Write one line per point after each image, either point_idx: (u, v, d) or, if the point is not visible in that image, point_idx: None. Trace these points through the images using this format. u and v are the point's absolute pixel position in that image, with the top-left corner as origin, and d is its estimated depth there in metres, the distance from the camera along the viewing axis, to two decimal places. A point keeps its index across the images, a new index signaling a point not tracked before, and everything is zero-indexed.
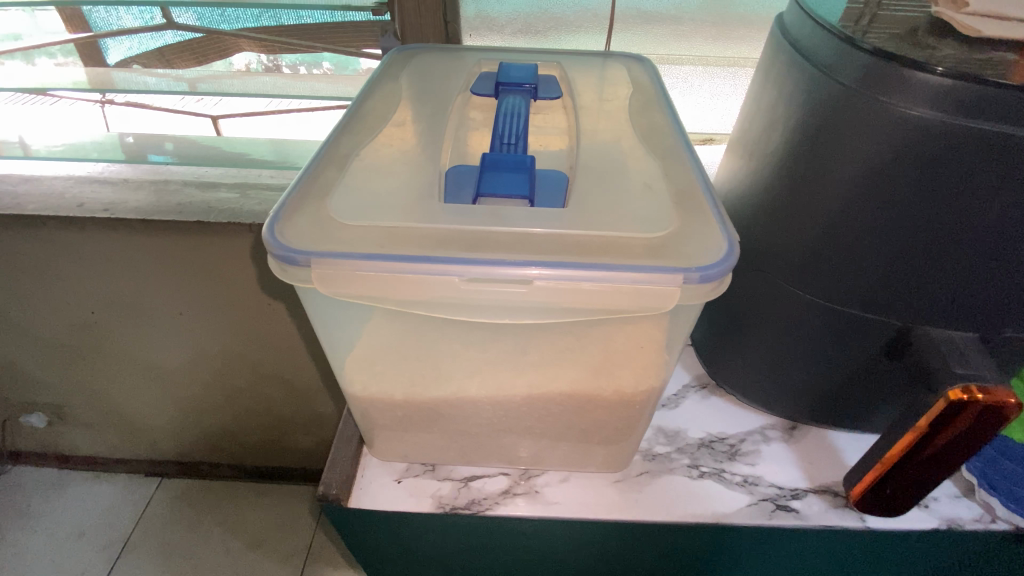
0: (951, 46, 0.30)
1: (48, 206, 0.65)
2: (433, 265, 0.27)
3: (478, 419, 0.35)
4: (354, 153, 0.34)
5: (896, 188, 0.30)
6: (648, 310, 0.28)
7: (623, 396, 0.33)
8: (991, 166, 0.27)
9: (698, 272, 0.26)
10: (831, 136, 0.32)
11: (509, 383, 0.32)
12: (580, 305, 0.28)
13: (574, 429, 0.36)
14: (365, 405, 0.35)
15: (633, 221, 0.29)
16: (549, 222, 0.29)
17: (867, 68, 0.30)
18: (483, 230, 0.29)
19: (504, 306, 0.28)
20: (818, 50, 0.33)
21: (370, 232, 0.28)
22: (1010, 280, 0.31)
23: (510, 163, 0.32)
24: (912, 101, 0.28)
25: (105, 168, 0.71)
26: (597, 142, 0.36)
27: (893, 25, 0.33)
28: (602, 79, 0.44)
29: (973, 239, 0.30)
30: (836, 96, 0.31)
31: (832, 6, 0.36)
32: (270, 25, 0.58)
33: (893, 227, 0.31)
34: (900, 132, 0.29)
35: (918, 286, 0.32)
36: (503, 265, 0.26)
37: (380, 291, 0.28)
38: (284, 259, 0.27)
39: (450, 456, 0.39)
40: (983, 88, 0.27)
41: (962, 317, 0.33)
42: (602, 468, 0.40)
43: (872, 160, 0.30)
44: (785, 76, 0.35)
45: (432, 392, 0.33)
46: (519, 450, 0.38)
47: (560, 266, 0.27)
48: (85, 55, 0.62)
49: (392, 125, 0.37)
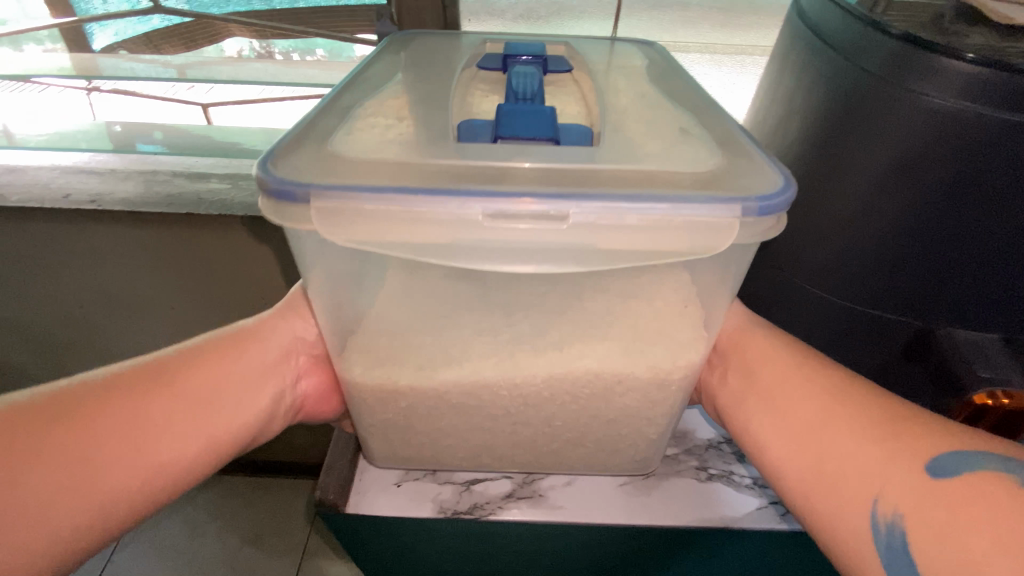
0: (981, 32, 0.29)
1: (32, 196, 0.63)
2: (452, 201, 0.25)
3: (491, 411, 0.32)
4: (356, 106, 0.33)
5: (919, 183, 0.29)
6: (704, 250, 0.26)
7: (658, 376, 0.31)
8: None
9: (757, 202, 0.25)
10: (853, 128, 0.30)
11: (528, 365, 0.31)
12: (618, 249, 0.26)
13: (595, 421, 0.33)
14: (364, 395, 0.32)
15: (675, 161, 0.28)
16: (574, 160, 0.28)
17: (893, 53, 0.28)
18: (502, 167, 0.27)
19: (520, 250, 0.26)
20: (840, 34, 0.31)
21: (381, 170, 0.27)
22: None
23: (527, 109, 0.31)
24: (938, 90, 0.27)
25: (91, 159, 0.69)
26: (616, 99, 0.35)
27: (917, 12, 0.31)
28: (611, 52, 0.43)
29: (1002, 237, 0.28)
30: (859, 84, 0.30)
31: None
32: (261, 9, 0.59)
33: (914, 221, 0.30)
34: (926, 123, 0.27)
35: (942, 286, 0.31)
36: (525, 199, 0.24)
37: (387, 235, 0.26)
38: (279, 195, 0.25)
39: (460, 457, 0.37)
40: (1014, 75, 0.25)
41: (988, 316, 0.31)
42: (625, 464, 0.38)
43: (895, 154, 0.29)
44: (803, 63, 0.34)
45: (439, 376, 0.31)
46: (534, 450, 0.36)
47: (598, 199, 0.25)
48: (71, 40, 0.60)
49: (393, 85, 0.36)
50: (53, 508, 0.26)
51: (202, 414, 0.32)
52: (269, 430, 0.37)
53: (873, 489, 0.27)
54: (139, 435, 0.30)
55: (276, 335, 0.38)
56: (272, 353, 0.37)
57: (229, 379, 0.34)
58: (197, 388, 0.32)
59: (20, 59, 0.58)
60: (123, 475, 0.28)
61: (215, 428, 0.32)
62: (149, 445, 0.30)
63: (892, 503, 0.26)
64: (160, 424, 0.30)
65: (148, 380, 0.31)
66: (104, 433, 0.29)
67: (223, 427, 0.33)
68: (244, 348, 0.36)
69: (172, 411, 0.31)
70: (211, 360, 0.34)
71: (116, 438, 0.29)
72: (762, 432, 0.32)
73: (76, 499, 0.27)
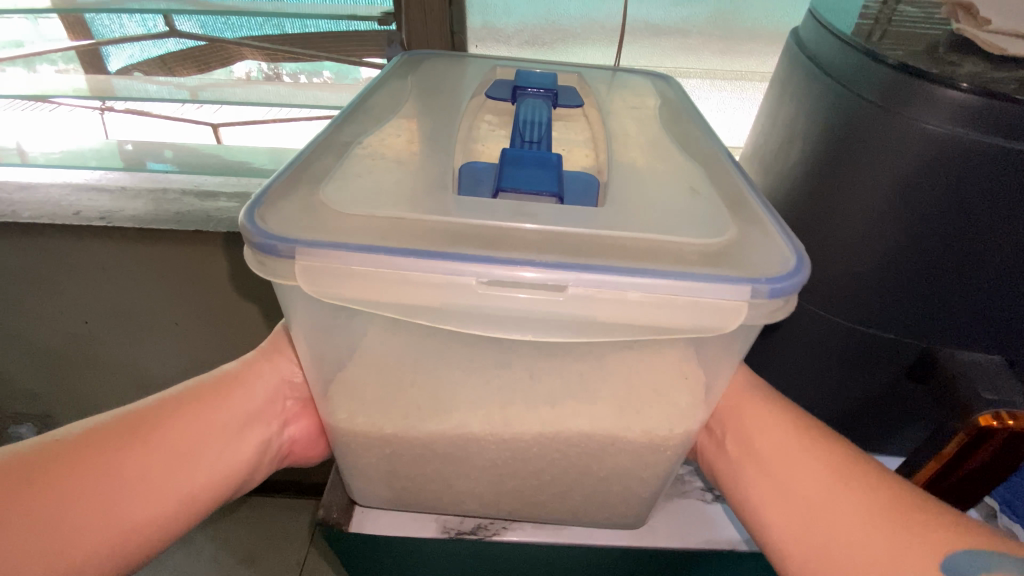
0: (973, 61, 0.30)
1: (43, 213, 0.65)
2: (445, 263, 0.25)
3: (479, 462, 0.32)
4: (356, 142, 0.34)
5: (917, 207, 0.29)
6: (707, 330, 0.26)
7: (654, 442, 0.31)
8: (1018, 183, 0.27)
9: (767, 285, 0.25)
10: (850, 153, 0.31)
11: (519, 420, 0.30)
12: (616, 320, 0.26)
13: (588, 476, 0.33)
14: (348, 439, 0.32)
15: (684, 228, 0.28)
16: (580, 221, 0.28)
17: (888, 82, 0.29)
18: (505, 227, 0.27)
19: (521, 319, 0.26)
20: (837, 62, 0.32)
21: (373, 223, 0.27)
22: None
23: (532, 164, 0.32)
24: (934, 117, 0.28)
25: (102, 176, 0.71)
26: (626, 147, 0.35)
27: (911, 42, 0.32)
28: (626, 88, 0.44)
29: (1001, 260, 0.29)
30: (856, 111, 0.30)
31: (846, 18, 0.36)
32: (273, 33, 0.59)
33: (913, 244, 0.30)
34: (922, 149, 0.28)
35: (943, 307, 0.31)
36: (522, 266, 0.25)
37: (379, 293, 0.26)
38: (263, 249, 0.25)
39: (443, 504, 0.36)
40: (1006, 103, 0.26)
41: (989, 338, 0.31)
42: (616, 516, 0.36)
43: (893, 179, 0.30)
44: (801, 90, 0.35)
45: (425, 427, 0.31)
46: (521, 499, 0.35)
47: (600, 271, 0.25)
48: (86, 62, 0.62)
49: (400, 118, 0.37)
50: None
51: (182, 473, 0.32)
52: (256, 477, 0.37)
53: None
54: (114, 498, 0.29)
55: (264, 379, 0.38)
56: (260, 399, 0.37)
57: (210, 429, 0.34)
58: (178, 441, 0.32)
59: (40, 81, 0.62)
60: (99, 539, 0.28)
61: (196, 487, 0.32)
62: (126, 507, 0.29)
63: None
64: (139, 485, 0.30)
65: (125, 436, 0.31)
66: (79, 494, 0.29)
67: (204, 483, 0.33)
68: (232, 394, 0.36)
69: (153, 470, 0.31)
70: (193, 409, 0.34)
71: (91, 500, 0.29)
72: (761, 503, 0.32)
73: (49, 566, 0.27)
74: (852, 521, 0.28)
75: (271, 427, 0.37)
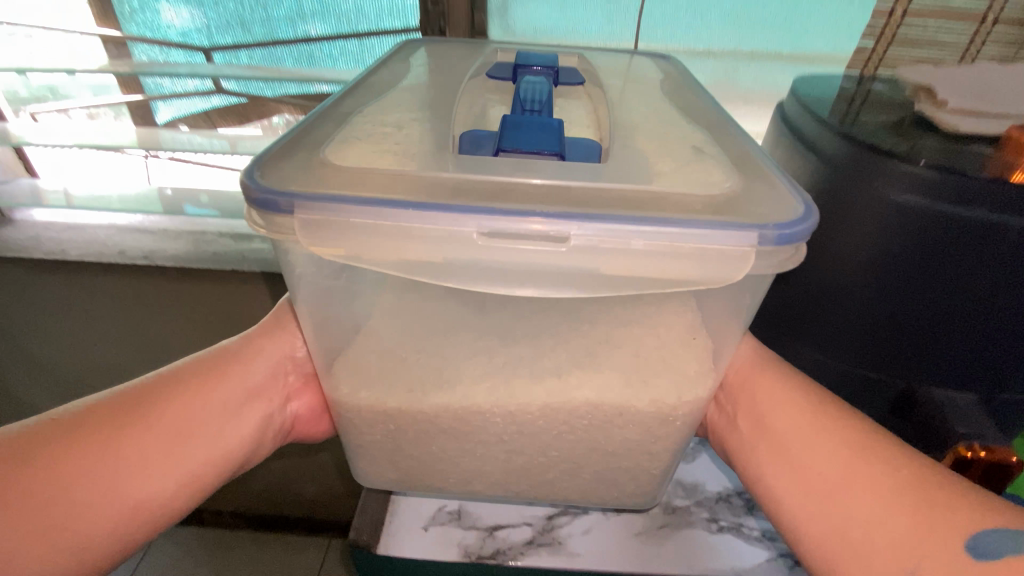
0: (934, 140, 0.35)
1: (93, 252, 0.74)
2: (447, 215, 0.27)
3: (485, 436, 0.34)
4: (352, 112, 0.37)
5: (891, 264, 0.34)
6: (712, 279, 0.28)
7: (663, 411, 0.33)
8: (976, 247, 0.31)
9: (774, 231, 0.26)
10: (830, 217, 0.36)
11: (524, 392, 0.32)
12: (622, 274, 0.28)
13: (595, 453, 0.35)
14: (352, 416, 0.34)
15: (690, 184, 0.30)
16: (585, 175, 0.30)
17: (859, 159, 0.34)
18: (504, 181, 0.29)
19: (527, 270, 0.28)
20: (815, 139, 0.38)
21: (378, 180, 0.29)
22: (1006, 346, 0.33)
23: (536, 127, 0.34)
24: (899, 190, 0.32)
25: (145, 220, 0.78)
26: (623, 111, 0.40)
27: (880, 122, 0.38)
28: (631, 66, 0.50)
29: (968, 312, 0.33)
30: (833, 182, 0.36)
31: (823, 101, 0.42)
32: (301, 93, 0.73)
33: (890, 296, 0.34)
34: (891, 216, 0.33)
35: (921, 352, 0.35)
36: (521, 215, 0.26)
37: (383, 250, 0.28)
38: (262, 203, 0.27)
39: (450, 484, 0.38)
40: (959, 179, 0.31)
41: (965, 381, 0.35)
42: (624, 500, 0.39)
43: (868, 240, 0.34)
44: (787, 160, 0.40)
45: (431, 399, 0.33)
46: (527, 480, 0.37)
47: (602, 219, 0.26)
48: (140, 116, 0.80)
49: (409, 100, 0.41)
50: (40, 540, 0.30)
51: (182, 449, 0.35)
52: (256, 451, 0.41)
53: (909, 566, 0.27)
54: (121, 473, 0.33)
55: (264, 356, 0.42)
56: (254, 374, 0.41)
57: (209, 407, 0.38)
58: (177, 420, 0.36)
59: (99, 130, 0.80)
60: (108, 509, 0.32)
61: (195, 462, 0.36)
62: (132, 480, 0.33)
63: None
64: (143, 459, 0.34)
65: (129, 411, 0.35)
66: (89, 468, 0.32)
67: (203, 459, 0.36)
68: (230, 373, 0.40)
69: (155, 446, 0.34)
70: (200, 385, 0.38)
71: (102, 473, 0.32)
72: (775, 484, 0.34)
73: (65, 531, 0.30)
74: (878, 498, 0.29)
75: (272, 403, 0.42)
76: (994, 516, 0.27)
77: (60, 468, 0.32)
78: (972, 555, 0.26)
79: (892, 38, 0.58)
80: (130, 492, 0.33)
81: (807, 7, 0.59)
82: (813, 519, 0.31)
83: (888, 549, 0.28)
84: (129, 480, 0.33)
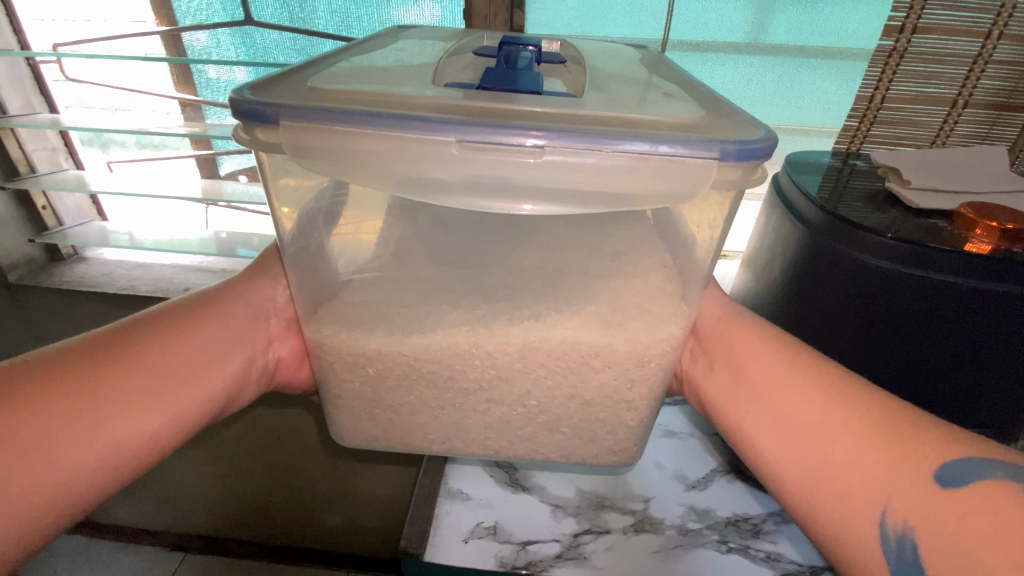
0: (904, 221, 0.45)
1: (161, 287, 0.89)
2: (426, 124, 0.27)
3: (463, 384, 0.37)
4: (339, 60, 0.39)
5: (870, 312, 0.43)
6: (683, 191, 0.29)
7: (637, 351, 0.36)
8: (934, 301, 0.40)
9: (736, 146, 0.27)
10: (823, 273, 0.47)
11: (503, 332, 0.35)
12: (593, 187, 0.29)
13: (573, 402, 0.38)
14: (334, 360, 0.37)
15: (659, 112, 0.31)
16: (565, 104, 0.31)
17: (843, 230, 0.45)
18: (501, 106, 0.30)
19: (523, 188, 0.29)
20: (811, 213, 0.49)
21: (371, 99, 0.30)
22: (964, 383, 0.42)
23: (512, 74, 0.37)
24: (874, 253, 0.43)
25: (204, 261, 0.95)
26: (604, 73, 0.42)
27: (862, 204, 0.49)
28: (604, 47, 0.53)
29: (932, 352, 0.42)
30: (824, 246, 0.46)
31: (816, 182, 0.53)
32: None
33: (871, 337, 0.44)
34: (869, 274, 0.43)
35: (898, 382, 0.44)
36: (510, 131, 0.27)
37: (377, 166, 0.29)
38: (249, 115, 0.28)
39: (430, 441, 0.41)
40: (918, 249, 0.40)
41: (934, 409, 0.44)
42: (602, 457, 0.42)
43: (852, 292, 0.44)
44: (789, 226, 0.51)
45: (411, 341, 0.36)
46: (507, 435, 0.40)
47: (568, 134, 0.27)
48: (206, 168, 0.90)
49: (392, 50, 0.43)
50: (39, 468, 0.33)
51: (162, 389, 0.39)
52: (240, 391, 0.46)
53: (882, 499, 0.32)
54: (107, 409, 0.36)
55: (244, 301, 0.48)
56: (225, 319, 0.45)
57: (185, 351, 0.41)
58: (153, 362, 0.39)
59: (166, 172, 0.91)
60: (101, 441, 0.36)
61: (178, 401, 0.40)
62: (118, 415, 0.37)
63: (900, 514, 0.31)
64: (125, 394, 0.37)
65: (107, 353, 0.38)
66: (74, 405, 0.35)
67: (186, 400, 0.40)
68: (206, 320, 0.44)
69: (135, 385, 0.38)
70: (184, 327, 0.43)
71: (88, 408, 0.36)
72: (753, 429, 0.40)
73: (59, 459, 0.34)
74: (849, 441, 0.34)
75: (254, 349, 0.47)
76: (955, 449, 0.31)
77: (56, 392, 0.35)
78: (941, 484, 0.31)
79: (873, 120, 0.69)
80: (118, 417, 0.36)
81: (801, 91, 0.68)
82: (792, 465, 0.36)
83: (861, 487, 0.33)
84: (120, 405, 0.37)
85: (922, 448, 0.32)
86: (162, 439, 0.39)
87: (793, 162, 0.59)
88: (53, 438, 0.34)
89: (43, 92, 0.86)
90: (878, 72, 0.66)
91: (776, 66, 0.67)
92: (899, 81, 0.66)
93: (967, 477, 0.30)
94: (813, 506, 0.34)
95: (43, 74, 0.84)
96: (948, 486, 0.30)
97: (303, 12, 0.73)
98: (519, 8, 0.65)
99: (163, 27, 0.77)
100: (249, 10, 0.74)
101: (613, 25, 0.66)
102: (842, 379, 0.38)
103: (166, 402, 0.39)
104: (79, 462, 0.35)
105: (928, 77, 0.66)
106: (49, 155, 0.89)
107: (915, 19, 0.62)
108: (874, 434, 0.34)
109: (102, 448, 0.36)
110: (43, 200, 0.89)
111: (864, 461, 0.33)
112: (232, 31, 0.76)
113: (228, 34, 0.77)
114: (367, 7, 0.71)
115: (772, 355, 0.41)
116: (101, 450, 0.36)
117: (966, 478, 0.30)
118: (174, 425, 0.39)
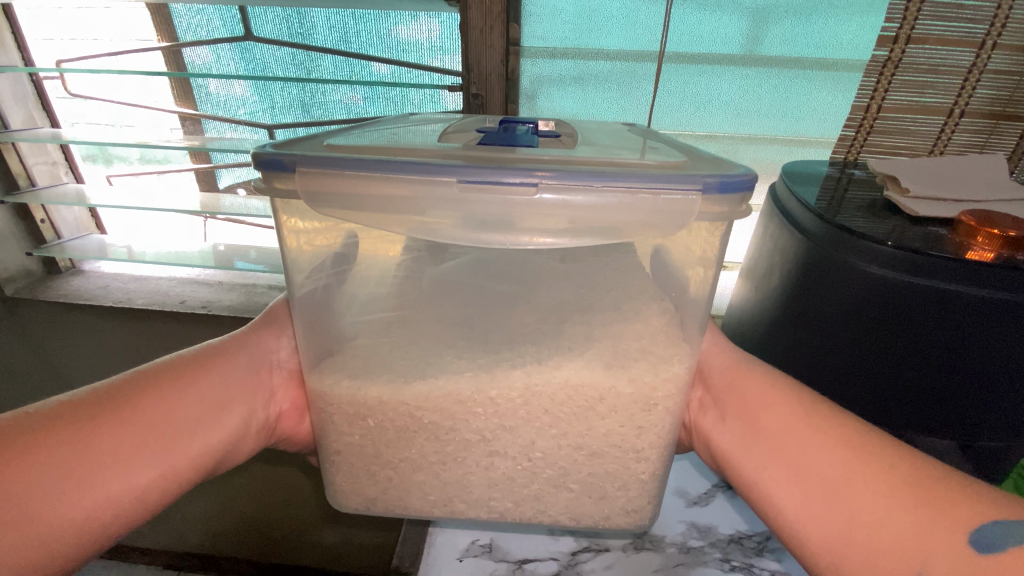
0: (907, 230, 0.45)
1: (156, 299, 0.89)
2: (428, 168, 0.27)
3: (466, 435, 0.36)
4: (350, 130, 0.42)
5: (873, 321, 0.42)
6: (672, 228, 0.29)
7: (643, 394, 0.35)
8: (936, 308, 0.39)
9: (717, 179, 0.27)
10: (825, 283, 0.46)
11: (506, 377, 0.34)
12: (600, 221, 0.28)
13: (580, 454, 0.37)
14: (332, 412, 0.36)
15: (650, 163, 0.32)
16: (558, 156, 0.33)
17: (842, 239, 0.45)
18: (506, 158, 0.32)
19: (544, 218, 0.28)
20: (811, 224, 0.49)
21: (374, 151, 0.32)
22: (969, 400, 0.41)
23: (508, 137, 0.39)
24: (875, 262, 0.42)
25: (199, 273, 0.96)
26: (604, 141, 0.44)
27: (860, 213, 0.48)
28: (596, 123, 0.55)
29: (939, 362, 0.40)
30: (827, 256, 0.46)
31: (814, 192, 0.53)
32: None
33: (875, 347, 0.43)
34: (869, 282, 0.42)
35: (905, 395, 0.43)
36: (510, 176, 0.27)
37: (377, 210, 0.29)
38: (268, 164, 0.28)
39: (431, 503, 0.40)
40: (919, 257, 0.40)
41: (943, 427, 0.43)
42: (615, 518, 0.41)
43: (854, 301, 0.43)
44: (788, 239, 0.51)
45: (413, 389, 0.34)
46: (512, 495, 0.39)
47: (569, 176, 0.27)
48: (202, 180, 0.90)
49: (395, 127, 0.46)
50: (45, 521, 0.33)
51: (162, 436, 0.39)
52: (238, 445, 0.45)
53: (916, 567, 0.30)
54: (111, 461, 0.36)
55: (248, 350, 0.48)
56: (223, 362, 0.45)
57: (188, 398, 0.41)
58: (158, 410, 0.39)
59: (165, 183, 0.92)
60: (101, 492, 0.35)
61: (179, 450, 0.39)
62: (122, 468, 0.36)
63: None
64: (129, 442, 0.37)
65: (114, 403, 0.38)
66: (79, 456, 0.35)
67: (185, 448, 0.40)
68: (209, 365, 0.44)
69: (139, 433, 0.37)
70: (186, 379, 0.42)
71: (94, 459, 0.35)
72: (770, 487, 0.38)
73: (60, 513, 0.33)
74: (878, 497, 0.32)
75: (254, 402, 0.46)
76: (1000, 513, 0.30)
77: (50, 446, 0.34)
78: (977, 550, 0.29)
79: (870, 128, 0.69)
80: (112, 476, 0.35)
81: (795, 102, 0.68)
82: (816, 525, 0.34)
83: (892, 550, 0.31)
84: (113, 461, 0.36)
85: (968, 516, 0.30)
86: (161, 490, 0.38)
87: (792, 172, 0.58)
88: (42, 496, 0.33)
89: (46, 108, 0.86)
90: (873, 83, 0.66)
91: (769, 77, 0.67)
92: (895, 91, 0.66)
93: (1012, 539, 0.28)
94: (842, 571, 0.32)
95: (46, 90, 0.85)
96: (987, 551, 0.28)
97: (304, 28, 0.74)
98: (515, 21, 0.65)
99: (163, 44, 0.78)
100: (249, 26, 0.75)
101: (609, 36, 0.67)
102: (862, 433, 0.36)
103: (161, 457, 0.38)
104: (83, 511, 0.34)
105: (923, 89, 0.66)
106: (50, 170, 0.90)
107: (909, 29, 0.62)
108: (908, 495, 0.32)
109: (105, 502, 0.35)
110: (41, 215, 0.89)
111: (898, 523, 0.31)
112: (231, 47, 0.77)
113: (227, 50, 0.77)
114: (363, 20, 0.71)
115: (795, 404, 0.40)
116: (88, 507, 0.34)
117: (1003, 542, 0.28)
118: (165, 482, 0.38)
